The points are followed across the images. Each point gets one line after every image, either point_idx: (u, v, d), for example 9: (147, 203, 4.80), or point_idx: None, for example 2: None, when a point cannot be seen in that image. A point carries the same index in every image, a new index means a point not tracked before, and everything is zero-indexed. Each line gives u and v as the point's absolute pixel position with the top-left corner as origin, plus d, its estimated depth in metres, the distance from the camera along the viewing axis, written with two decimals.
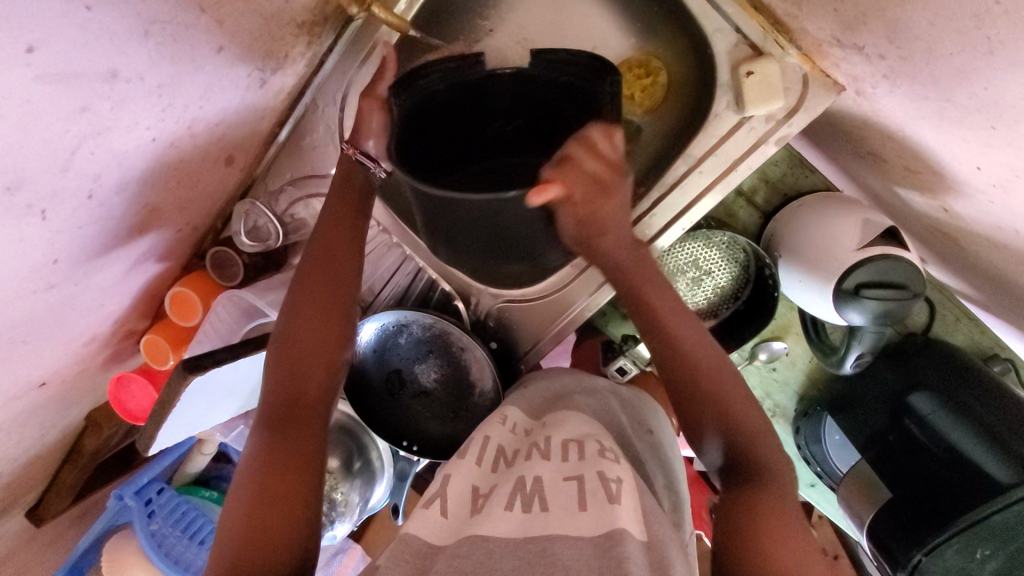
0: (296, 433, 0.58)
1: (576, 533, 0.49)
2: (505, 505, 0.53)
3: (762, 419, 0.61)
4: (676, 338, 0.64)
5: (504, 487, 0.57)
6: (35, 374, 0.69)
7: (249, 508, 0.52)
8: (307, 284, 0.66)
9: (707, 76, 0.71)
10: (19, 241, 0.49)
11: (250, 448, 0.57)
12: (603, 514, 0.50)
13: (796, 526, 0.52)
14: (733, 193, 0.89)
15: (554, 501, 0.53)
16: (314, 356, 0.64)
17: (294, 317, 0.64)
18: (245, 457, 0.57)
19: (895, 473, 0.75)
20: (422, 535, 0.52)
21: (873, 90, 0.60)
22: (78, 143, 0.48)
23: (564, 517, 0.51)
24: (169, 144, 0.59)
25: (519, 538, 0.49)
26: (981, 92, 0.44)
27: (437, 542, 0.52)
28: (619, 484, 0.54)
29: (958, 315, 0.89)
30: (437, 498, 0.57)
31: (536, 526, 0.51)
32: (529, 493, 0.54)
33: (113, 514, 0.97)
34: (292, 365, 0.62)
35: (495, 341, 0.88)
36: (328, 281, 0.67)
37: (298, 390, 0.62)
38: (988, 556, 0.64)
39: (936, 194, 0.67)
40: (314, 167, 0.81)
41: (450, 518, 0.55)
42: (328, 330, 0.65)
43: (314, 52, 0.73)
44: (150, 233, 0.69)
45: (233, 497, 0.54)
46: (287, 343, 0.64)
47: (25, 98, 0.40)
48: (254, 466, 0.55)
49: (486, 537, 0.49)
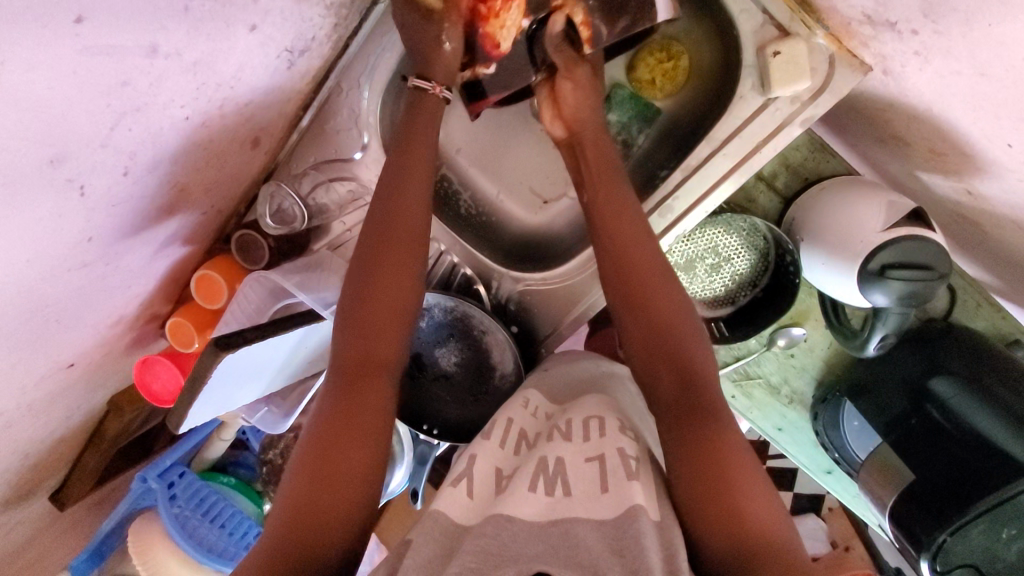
0: (353, 418, 0.56)
1: (596, 516, 0.50)
2: (528, 485, 0.54)
3: (710, 357, 0.64)
4: (629, 274, 0.66)
5: (526, 466, 0.57)
6: (65, 354, 0.70)
7: (309, 472, 0.53)
8: (384, 229, 0.63)
9: (734, 56, 0.72)
10: (58, 216, 0.50)
11: (309, 426, 0.57)
12: (622, 493, 0.51)
13: (757, 468, 0.55)
14: (753, 178, 0.89)
15: (575, 484, 0.54)
16: (384, 309, 0.61)
17: (358, 303, 0.61)
18: (316, 412, 0.58)
19: (918, 457, 0.75)
20: (449, 514, 0.53)
21: (902, 68, 0.60)
22: (118, 118, 0.48)
23: (585, 501, 0.52)
24: (200, 123, 0.59)
25: (543, 522, 0.50)
26: (1019, 64, 0.45)
27: (466, 522, 0.53)
28: (637, 463, 0.55)
29: (979, 300, 0.88)
30: (463, 478, 0.58)
31: (557, 509, 0.52)
32: (550, 475, 0.55)
33: (135, 496, 0.98)
34: (362, 318, 0.61)
35: (515, 325, 0.87)
36: (396, 229, 0.63)
37: (372, 346, 0.60)
38: (1014, 536, 0.65)
39: (961, 176, 0.68)
40: (338, 151, 0.81)
41: (475, 498, 0.56)
42: (400, 281, 0.63)
43: (340, 33, 0.74)
44: (178, 215, 0.70)
45: (302, 450, 0.55)
46: (349, 329, 0.61)
47: (71, 70, 0.41)
48: (322, 431, 0.55)
49: (510, 517, 0.50)
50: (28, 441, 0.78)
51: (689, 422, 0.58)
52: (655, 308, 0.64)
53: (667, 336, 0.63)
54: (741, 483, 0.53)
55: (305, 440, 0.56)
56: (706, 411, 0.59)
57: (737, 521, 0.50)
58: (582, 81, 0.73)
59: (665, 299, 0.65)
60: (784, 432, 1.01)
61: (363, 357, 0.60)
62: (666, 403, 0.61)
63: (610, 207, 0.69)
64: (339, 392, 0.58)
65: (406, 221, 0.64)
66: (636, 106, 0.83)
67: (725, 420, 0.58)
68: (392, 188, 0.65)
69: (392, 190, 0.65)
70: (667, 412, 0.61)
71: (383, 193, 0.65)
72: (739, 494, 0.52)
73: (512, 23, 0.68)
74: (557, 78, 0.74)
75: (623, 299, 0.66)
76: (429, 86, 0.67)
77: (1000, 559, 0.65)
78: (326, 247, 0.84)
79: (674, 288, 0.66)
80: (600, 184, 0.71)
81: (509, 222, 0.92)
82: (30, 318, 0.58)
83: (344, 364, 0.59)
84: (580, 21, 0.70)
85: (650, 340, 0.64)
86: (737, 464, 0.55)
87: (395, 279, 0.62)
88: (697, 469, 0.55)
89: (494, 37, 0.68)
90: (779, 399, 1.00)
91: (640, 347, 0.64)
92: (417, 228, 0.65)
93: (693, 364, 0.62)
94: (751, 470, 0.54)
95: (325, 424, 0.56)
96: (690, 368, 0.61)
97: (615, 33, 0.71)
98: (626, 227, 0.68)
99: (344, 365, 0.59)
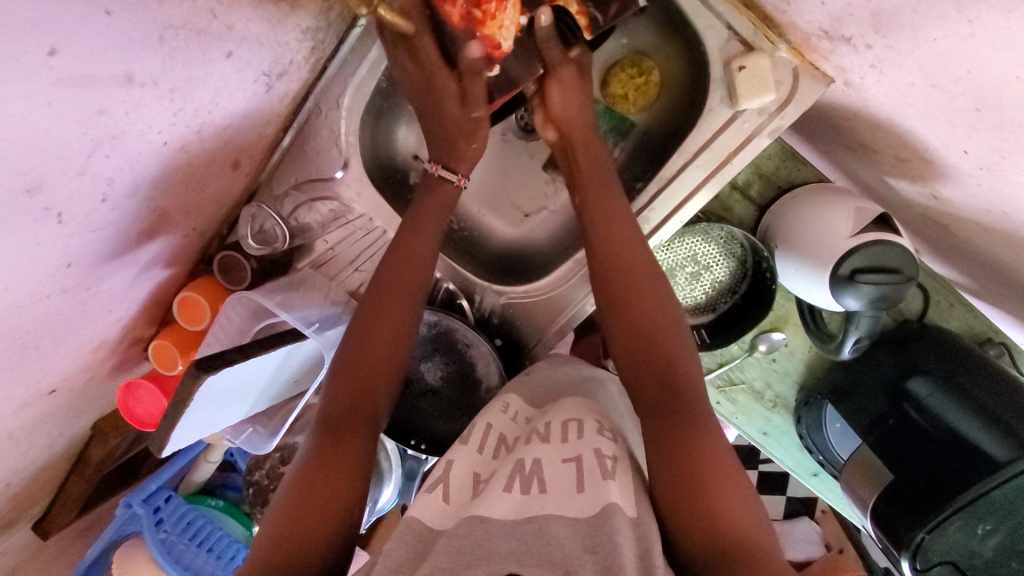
0: (351, 447, 0.58)
1: (571, 514, 0.51)
2: (504, 487, 0.55)
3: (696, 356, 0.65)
4: (615, 277, 0.68)
5: (503, 470, 0.58)
6: (45, 381, 0.70)
7: (292, 503, 0.52)
8: (395, 274, 0.69)
9: (704, 71, 0.74)
10: (36, 244, 0.51)
11: (303, 451, 0.58)
12: (597, 493, 0.53)
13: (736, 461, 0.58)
14: (728, 188, 0.90)
15: (551, 482, 0.56)
16: (385, 346, 0.65)
17: (361, 336, 0.64)
18: (306, 445, 0.58)
19: (896, 454, 0.76)
20: (423, 519, 0.54)
21: (861, 80, 0.62)
22: (94, 146, 0.49)
23: (559, 498, 0.53)
24: (179, 148, 0.60)
25: (517, 519, 0.51)
26: (965, 76, 0.47)
27: (438, 526, 0.54)
28: (613, 462, 0.57)
29: (952, 300, 0.91)
30: (440, 482, 0.59)
31: (532, 506, 0.53)
32: (526, 475, 0.56)
33: (120, 523, 0.97)
34: (364, 352, 0.63)
35: (499, 337, 0.88)
36: (404, 275, 0.69)
37: (368, 384, 0.62)
38: (989, 532, 0.66)
39: (925, 182, 0.70)
40: (318, 171, 0.82)
41: (450, 504, 0.57)
42: (402, 319, 0.67)
43: (317, 56, 0.75)
44: (159, 238, 0.70)
45: (287, 480, 0.55)
46: (349, 360, 0.63)
47: (46, 102, 0.41)
48: (312, 461, 0.56)
49: (483, 518, 0.51)
50: (8, 469, 0.77)
51: (667, 422, 0.60)
52: (638, 307, 0.66)
53: (652, 336, 0.65)
54: (723, 484, 0.54)
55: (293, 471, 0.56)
56: (684, 415, 0.60)
57: (718, 518, 0.51)
58: (569, 81, 0.74)
59: (650, 304, 0.66)
60: (769, 435, 1.02)
61: (364, 390, 0.62)
62: (647, 403, 0.63)
63: (603, 211, 0.72)
64: (337, 419, 0.60)
65: (415, 266, 0.70)
66: (612, 121, 0.86)
67: (705, 424, 0.59)
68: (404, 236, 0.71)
69: (408, 243, 0.71)
70: (646, 413, 0.62)
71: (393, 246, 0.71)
72: (718, 499, 0.53)
73: (509, 22, 0.68)
74: (547, 79, 0.75)
75: (610, 300, 0.68)
76: (456, 179, 0.76)
77: (977, 555, 0.67)
78: (309, 265, 0.85)
79: (659, 292, 0.67)
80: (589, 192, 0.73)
81: (492, 237, 0.93)
82: (10, 345, 0.58)
83: (341, 399, 0.61)
84: (575, 11, 0.71)
85: (635, 340, 0.65)
86: (716, 455, 0.57)
87: (402, 317, 0.67)
88: (680, 467, 0.56)
89: (493, 38, 0.68)
90: (763, 403, 1.01)
91: (623, 352, 0.66)
92: (425, 273, 0.70)
93: (666, 360, 0.63)
94: (731, 461, 0.57)
95: (315, 455, 0.56)
96: (669, 367, 0.63)
97: (611, 20, 0.70)
98: (617, 231, 0.70)
99: (347, 394, 0.61)
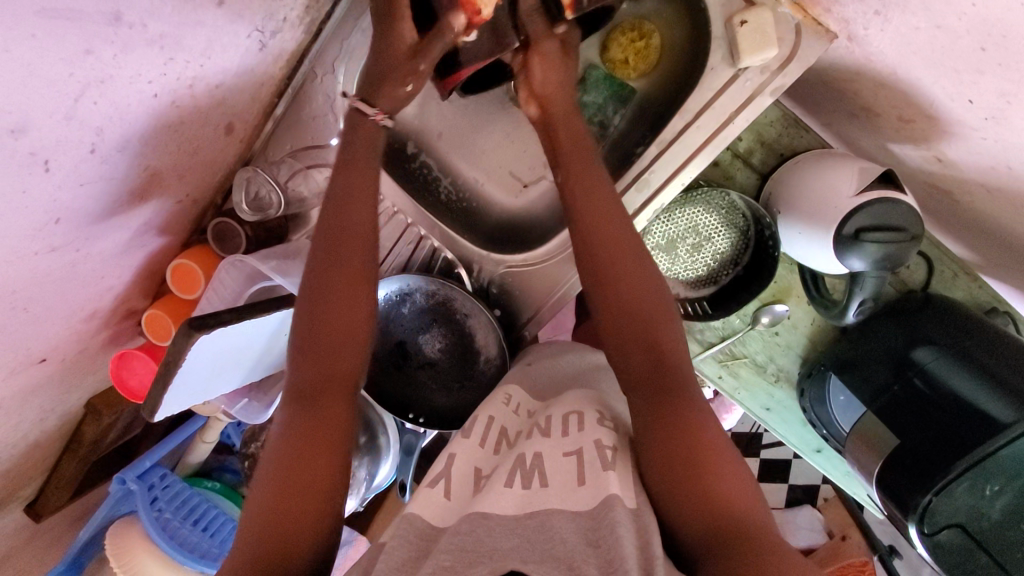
0: (321, 429, 0.56)
1: (571, 507, 0.50)
2: (505, 482, 0.54)
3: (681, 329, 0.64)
4: (610, 249, 0.66)
5: (505, 464, 0.57)
6: (35, 349, 0.69)
7: (270, 495, 0.51)
8: (335, 231, 0.63)
9: (703, 30, 0.73)
10: (23, 193, 0.50)
11: (275, 435, 0.56)
12: (598, 484, 0.52)
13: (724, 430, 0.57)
14: (729, 155, 0.90)
15: (553, 476, 0.54)
16: (339, 317, 0.61)
17: (316, 302, 0.61)
18: (276, 429, 0.57)
19: (900, 423, 0.75)
20: (424, 517, 0.53)
21: (865, 31, 0.62)
22: (81, 89, 0.48)
23: (560, 493, 0.52)
24: (170, 102, 0.59)
25: (520, 514, 0.50)
26: (970, 10, 0.47)
27: (440, 524, 0.53)
28: (614, 453, 0.56)
29: (955, 270, 0.89)
30: (440, 480, 0.59)
31: (533, 502, 0.51)
32: (528, 468, 0.56)
33: (114, 501, 0.96)
34: (322, 326, 0.60)
35: (497, 308, 0.87)
36: (348, 230, 0.64)
37: (333, 361, 0.60)
38: (998, 492, 0.65)
39: (929, 143, 0.69)
40: (313, 138, 0.81)
41: (452, 500, 0.56)
42: (354, 287, 0.62)
43: (312, 17, 0.74)
44: (151, 201, 0.69)
45: (263, 467, 0.54)
46: (310, 330, 0.60)
47: (30, 33, 0.40)
48: (285, 448, 0.54)
49: (485, 514, 0.50)
50: None
51: (665, 401, 0.58)
52: (630, 281, 0.64)
53: (643, 314, 0.63)
54: (721, 459, 0.54)
55: (266, 459, 0.55)
56: (680, 393, 0.58)
57: (719, 495, 0.51)
58: (551, 55, 0.72)
59: (640, 285, 0.64)
60: (772, 411, 1.00)
61: (329, 367, 0.60)
62: (638, 380, 0.61)
63: (592, 175, 0.70)
64: (306, 397, 0.58)
65: (364, 216, 0.65)
66: (611, 88, 0.84)
67: (701, 407, 0.58)
68: (342, 186, 0.66)
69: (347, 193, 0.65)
70: (643, 389, 0.61)
71: (334, 199, 0.65)
72: (723, 479, 0.52)
73: None
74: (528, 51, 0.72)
75: (593, 278, 0.66)
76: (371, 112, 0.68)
77: (985, 517, 0.65)
78: (305, 236, 0.84)
79: (648, 269, 0.65)
80: (567, 162, 0.71)
81: (491, 208, 0.92)
82: None
83: (305, 378, 0.59)
84: None
85: (636, 324, 0.63)
86: (715, 431, 0.56)
87: (355, 278, 0.62)
88: (682, 446, 0.54)
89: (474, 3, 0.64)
90: (766, 377, 1.00)
91: (622, 324, 0.63)
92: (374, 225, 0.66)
93: (665, 342, 0.62)
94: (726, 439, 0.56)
95: (286, 441, 0.55)
96: (661, 344, 0.62)
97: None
98: (605, 211, 0.68)
99: (312, 373, 0.59)
